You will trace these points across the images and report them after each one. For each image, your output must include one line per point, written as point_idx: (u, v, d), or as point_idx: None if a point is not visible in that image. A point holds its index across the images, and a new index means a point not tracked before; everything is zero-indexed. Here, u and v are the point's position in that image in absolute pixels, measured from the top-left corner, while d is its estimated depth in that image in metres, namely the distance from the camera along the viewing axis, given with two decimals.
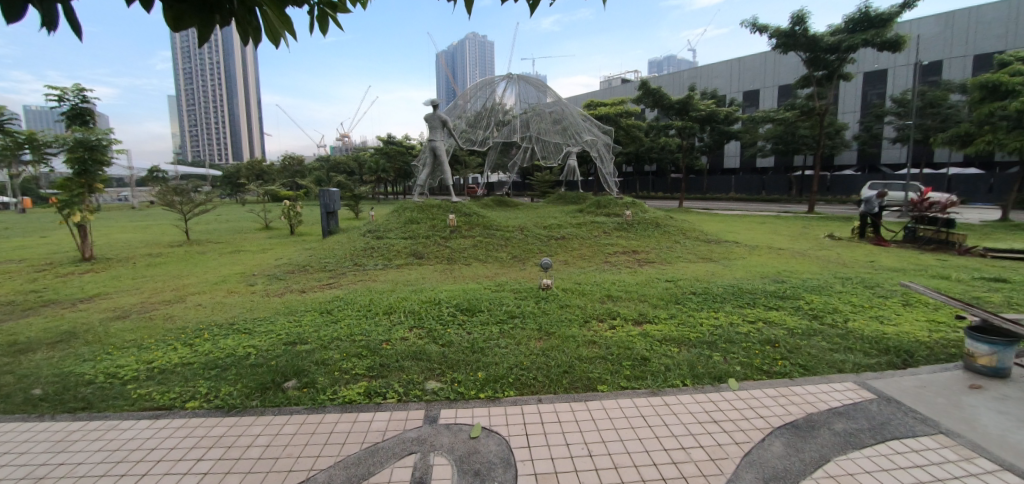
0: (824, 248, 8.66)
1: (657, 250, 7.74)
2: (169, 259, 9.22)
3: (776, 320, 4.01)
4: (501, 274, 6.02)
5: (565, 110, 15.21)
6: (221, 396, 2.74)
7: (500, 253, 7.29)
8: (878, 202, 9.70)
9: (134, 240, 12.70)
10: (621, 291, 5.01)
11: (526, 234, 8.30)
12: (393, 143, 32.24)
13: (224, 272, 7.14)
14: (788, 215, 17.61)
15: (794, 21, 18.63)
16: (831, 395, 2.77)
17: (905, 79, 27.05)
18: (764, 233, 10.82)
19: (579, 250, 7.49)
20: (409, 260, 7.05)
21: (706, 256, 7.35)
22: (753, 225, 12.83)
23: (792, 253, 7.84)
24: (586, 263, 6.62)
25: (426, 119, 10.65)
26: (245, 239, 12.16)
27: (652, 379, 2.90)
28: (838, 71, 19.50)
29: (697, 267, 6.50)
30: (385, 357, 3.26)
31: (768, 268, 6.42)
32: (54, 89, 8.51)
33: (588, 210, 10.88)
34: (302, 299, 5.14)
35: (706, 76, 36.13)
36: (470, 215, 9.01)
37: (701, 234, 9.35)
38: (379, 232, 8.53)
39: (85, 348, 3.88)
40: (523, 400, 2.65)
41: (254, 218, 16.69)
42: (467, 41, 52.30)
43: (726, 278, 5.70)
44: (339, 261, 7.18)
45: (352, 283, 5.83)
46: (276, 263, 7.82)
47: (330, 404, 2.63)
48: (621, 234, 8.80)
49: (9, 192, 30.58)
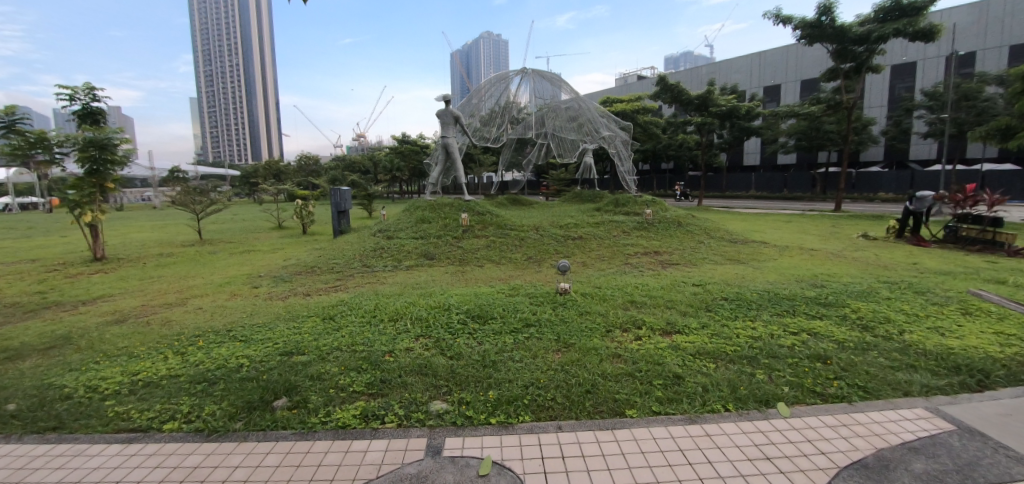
0: (861, 249, 8.09)
1: (680, 250, 7.31)
2: (180, 259, 9.13)
3: (823, 332, 3.60)
4: (517, 276, 5.68)
5: (581, 106, 14.71)
6: (202, 417, 2.48)
7: (513, 254, 6.94)
8: (928, 203, 9.02)
9: (149, 240, 12.73)
10: (646, 296, 4.64)
11: (542, 234, 7.93)
12: (408, 142, 32.19)
13: (231, 273, 6.95)
14: (814, 213, 16.81)
15: (821, 11, 17.87)
16: (902, 426, 2.35)
17: (935, 71, 25.90)
18: (792, 233, 10.26)
19: (597, 251, 7.12)
20: (419, 261, 6.76)
21: (734, 258, 6.88)
22: (779, 224, 12.27)
23: (826, 255, 7.33)
24: (606, 265, 6.24)
25: (438, 115, 10.29)
26: (258, 238, 12.07)
27: (689, 403, 2.52)
28: (866, 64, 18.56)
29: (725, 270, 6.05)
30: (386, 371, 2.95)
31: (803, 271, 5.94)
32: (65, 87, 8.52)
33: (606, 208, 10.48)
34: (306, 303, 4.88)
35: (725, 71, 35.25)
36: (483, 214, 8.70)
37: (726, 234, 8.87)
38: (390, 232, 8.28)
39: (75, 356, 3.68)
40: (541, 428, 2.30)
41: (267, 216, 16.66)
42: (482, 40, 52.38)
43: (759, 282, 5.26)
44: (347, 262, 6.92)
45: (358, 286, 5.55)
46: (284, 264, 7.62)
47: (321, 429, 2.33)
48: (641, 233, 8.37)
49: (36, 192, 31.54)
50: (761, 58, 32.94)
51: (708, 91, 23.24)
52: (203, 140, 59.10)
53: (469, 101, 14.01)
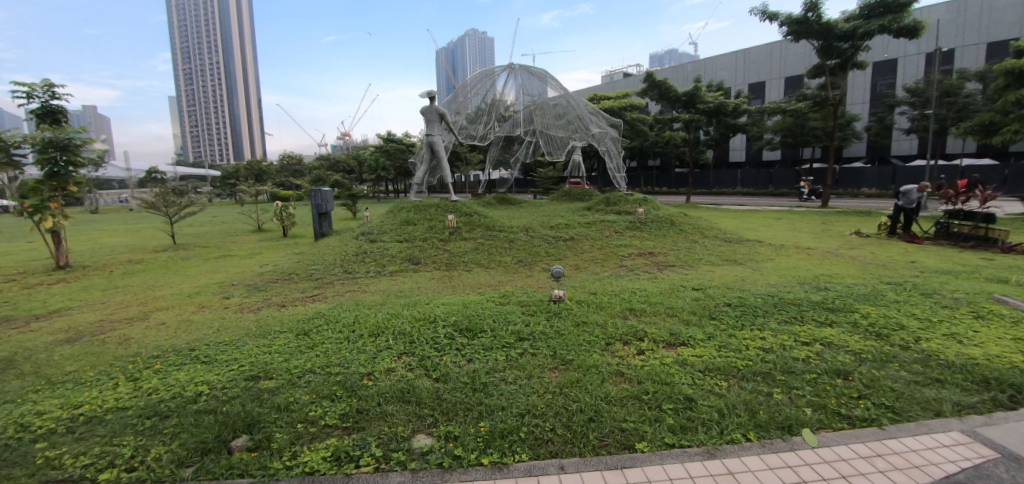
0: (855, 246, 7.97)
1: (675, 251, 7.09)
2: (150, 265, 8.63)
3: (836, 341, 3.38)
4: (508, 282, 5.38)
5: (570, 103, 14.40)
6: (146, 464, 2.13)
7: (503, 257, 6.63)
8: (914, 197, 9.05)
9: (119, 245, 12.10)
10: (645, 303, 4.37)
11: (532, 235, 7.64)
12: (393, 141, 31.65)
13: (203, 282, 6.51)
14: (803, 210, 16.80)
15: (807, 7, 17.83)
16: (941, 454, 2.11)
17: (915, 68, 26.24)
18: (784, 230, 10.14)
19: (590, 253, 6.85)
20: (404, 266, 6.42)
21: (730, 258, 6.68)
22: (769, 221, 12.19)
23: (823, 253, 7.17)
24: (600, 269, 5.97)
25: (422, 112, 9.89)
26: (236, 242, 11.57)
27: (705, 432, 2.25)
28: (851, 60, 18.61)
29: (722, 271, 5.84)
30: (364, 399, 2.62)
31: (804, 272, 5.74)
32: (19, 84, 7.91)
33: (597, 207, 10.22)
34: (280, 315, 4.50)
35: (711, 68, 35.36)
36: (471, 215, 8.37)
37: (720, 232, 8.68)
38: (373, 235, 7.91)
39: (14, 383, 3.29)
40: (540, 468, 2.00)
41: (246, 218, 16.06)
42: (467, 38, 51.99)
43: (761, 285, 5.04)
44: (327, 268, 6.53)
45: (337, 295, 5.18)
46: (260, 270, 7.19)
47: (285, 476, 1.99)
48: (634, 233, 8.14)
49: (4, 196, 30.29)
50: (746, 55, 33.09)
51: (695, 88, 23.18)
52: (182, 139, 57.52)
53: (454, 99, 13.63)
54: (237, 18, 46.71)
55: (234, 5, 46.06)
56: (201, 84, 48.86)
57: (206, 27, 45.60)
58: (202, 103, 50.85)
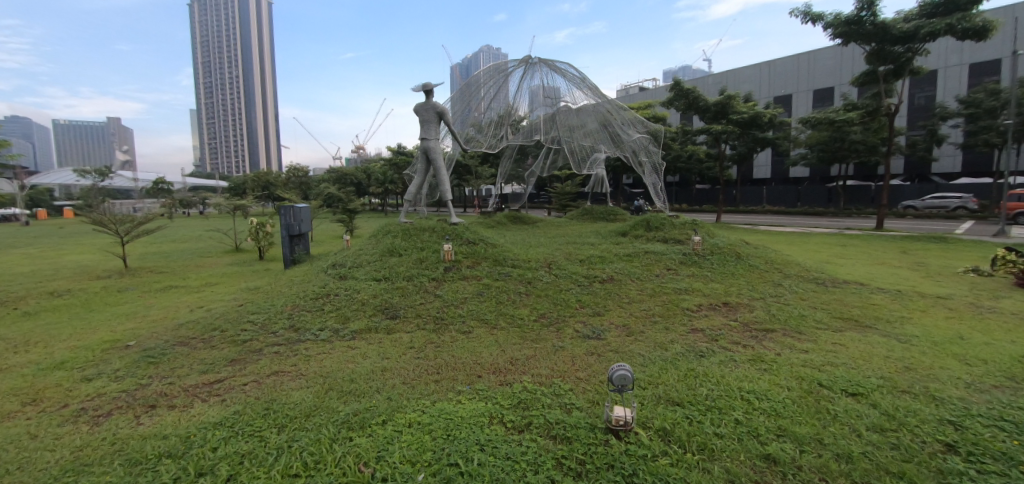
0: (998, 295, 5.78)
1: (758, 301, 5.02)
2: (70, 300, 6.80)
3: None
4: (529, 364, 3.35)
5: (599, 109, 12.39)
6: None
7: (516, 311, 4.61)
8: None
9: (70, 266, 10.33)
10: (785, 435, 2.34)
11: (557, 274, 5.66)
12: (403, 153, 30.23)
13: (94, 338, 4.57)
14: (863, 234, 14.43)
15: (861, 5, 15.61)
16: None
17: (958, 81, 24.03)
18: (874, 265, 7.99)
19: (642, 304, 4.83)
20: (374, 322, 4.46)
21: (847, 316, 4.57)
22: (840, 250, 10.02)
23: (970, 309, 5.04)
24: (662, 335, 3.97)
25: (415, 109, 8.01)
26: (201, 266, 9.72)
27: None
28: (907, 66, 16.37)
29: (861, 348, 3.70)
30: None
31: (990, 354, 3.62)
32: None
33: (634, 232, 8.23)
34: (125, 437, 2.54)
35: (734, 80, 33.36)
36: (474, 243, 6.45)
37: (803, 269, 6.57)
38: (346, 268, 6.00)
39: None
40: None
41: (226, 235, 14.20)
42: (481, 53, 51.23)
43: (957, 389, 2.94)
44: (267, 322, 4.56)
45: (250, 385, 3.19)
46: (185, 317, 5.22)
47: None
48: (692, 270, 6.10)
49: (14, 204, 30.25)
50: (770, 67, 31.08)
51: (726, 97, 21.11)
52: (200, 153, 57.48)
53: (462, 100, 11.81)
54: (256, 32, 46.57)
55: (255, 19, 46.28)
56: (219, 97, 48.53)
57: (226, 40, 45.59)
58: (218, 115, 50.31)
